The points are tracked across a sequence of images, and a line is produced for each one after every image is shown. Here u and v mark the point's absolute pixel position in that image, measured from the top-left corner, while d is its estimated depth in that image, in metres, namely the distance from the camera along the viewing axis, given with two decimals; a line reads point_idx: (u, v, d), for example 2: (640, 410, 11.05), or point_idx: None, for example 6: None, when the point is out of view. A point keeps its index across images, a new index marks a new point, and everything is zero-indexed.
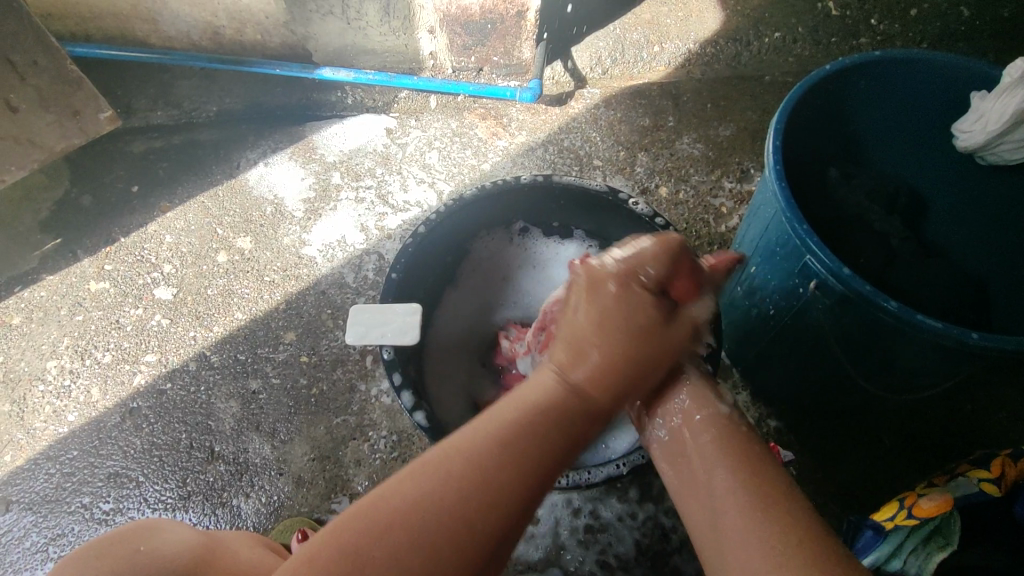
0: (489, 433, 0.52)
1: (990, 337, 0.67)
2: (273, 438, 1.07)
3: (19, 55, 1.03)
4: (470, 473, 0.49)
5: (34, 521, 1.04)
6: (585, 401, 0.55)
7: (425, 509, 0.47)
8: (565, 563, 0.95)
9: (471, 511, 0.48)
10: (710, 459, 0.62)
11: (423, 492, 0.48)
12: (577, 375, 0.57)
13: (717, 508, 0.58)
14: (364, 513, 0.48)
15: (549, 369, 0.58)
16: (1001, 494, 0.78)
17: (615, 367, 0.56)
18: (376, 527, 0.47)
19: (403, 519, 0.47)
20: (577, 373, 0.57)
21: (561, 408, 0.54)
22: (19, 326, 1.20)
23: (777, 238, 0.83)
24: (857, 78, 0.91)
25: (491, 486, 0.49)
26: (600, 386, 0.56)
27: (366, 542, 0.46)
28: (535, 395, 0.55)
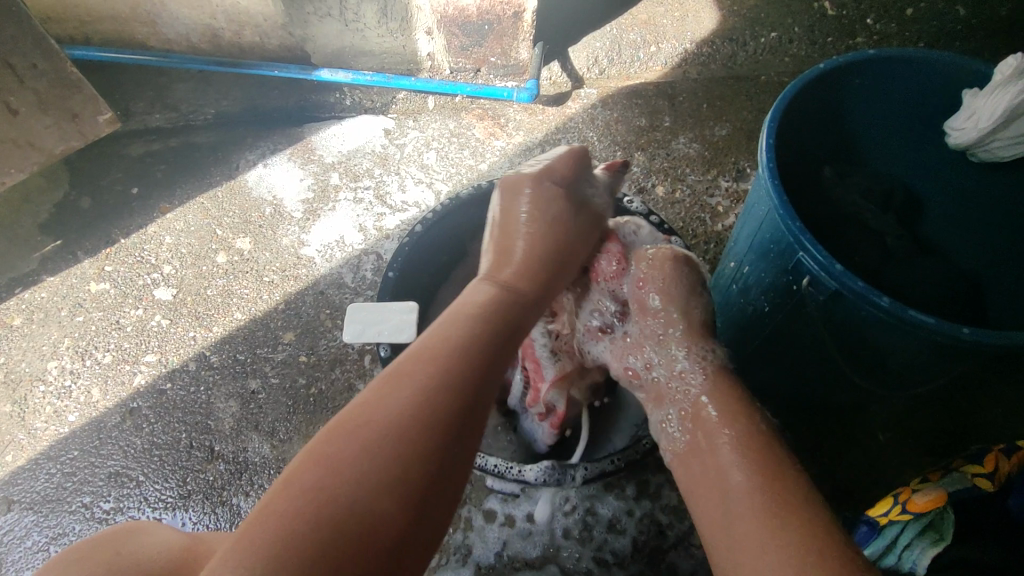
0: (404, 358, 0.60)
1: (981, 332, 0.68)
2: (272, 437, 1.08)
3: (18, 57, 1.04)
4: (399, 380, 0.57)
5: (35, 521, 1.05)
6: (512, 290, 0.70)
7: (376, 447, 0.51)
8: (563, 560, 0.96)
9: (408, 433, 0.53)
10: (723, 463, 0.64)
11: (344, 421, 0.54)
12: (491, 292, 0.69)
13: (729, 521, 0.59)
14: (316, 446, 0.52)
15: (482, 279, 0.72)
16: (994, 488, 0.79)
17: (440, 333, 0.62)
18: (324, 463, 0.50)
19: (349, 435, 0.52)
20: (501, 275, 0.73)
21: (494, 301, 0.68)
22: (19, 327, 1.20)
23: (771, 235, 0.83)
24: (848, 78, 0.92)
25: (411, 396, 0.55)
26: (529, 281, 0.72)
27: (321, 474, 0.50)
28: (452, 325, 0.63)
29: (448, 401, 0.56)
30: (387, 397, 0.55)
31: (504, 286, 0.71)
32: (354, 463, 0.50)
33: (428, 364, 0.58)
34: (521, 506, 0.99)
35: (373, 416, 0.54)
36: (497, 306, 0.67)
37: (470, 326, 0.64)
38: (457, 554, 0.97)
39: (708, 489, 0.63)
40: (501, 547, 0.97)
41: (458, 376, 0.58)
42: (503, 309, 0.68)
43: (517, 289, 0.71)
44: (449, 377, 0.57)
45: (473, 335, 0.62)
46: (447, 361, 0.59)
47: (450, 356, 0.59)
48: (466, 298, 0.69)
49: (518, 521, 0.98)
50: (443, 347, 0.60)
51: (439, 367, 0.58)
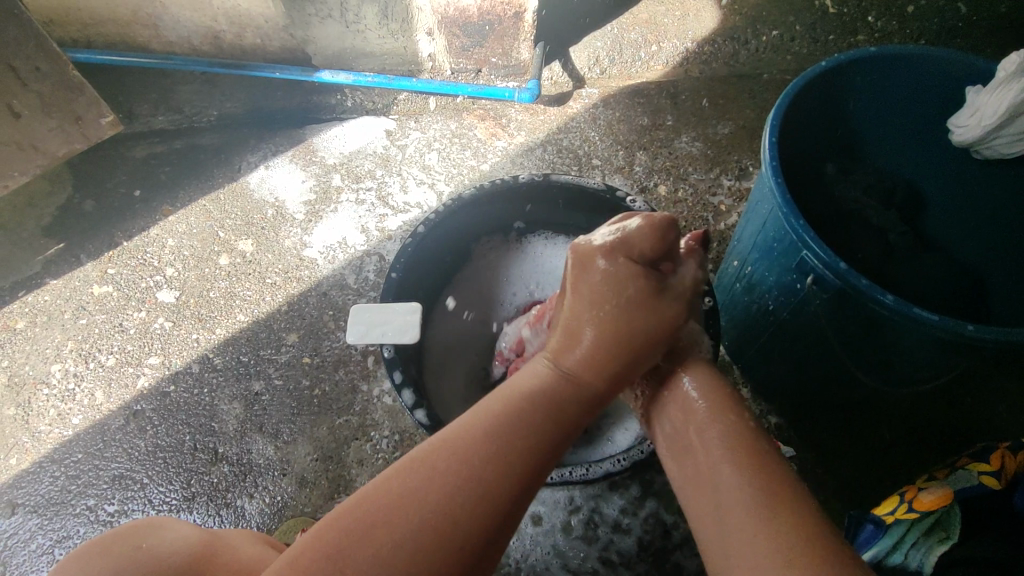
0: (458, 422, 0.56)
1: (986, 329, 0.67)
2: (276, 439, 1.08)
3: (20, 60, 1.04)
4: (461, 444, 0.53)
5: (39, 524, 1.05)
6: (580, 383, 0.61)
7: (441, 507, 0.49)
8: (568, 560, 0.96)
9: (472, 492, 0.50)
10: (714, 453, 0.61)
11: (421, 459, 0.52)
12: (548, 376, 0.62)
13: (721, 517, 0.56)
14: (370, 492, 0.51)
15: (543, 359, 0.64)
16: (1001, 486, 0.79)
17: (510, 397, 0.59)
18: (378, 507, 0.49)
19: (416, 490, 0.50)
20: (570, 358, 0.63)
21: (565, 375, 0.62)
22: (23, 330, 1.21)
23: (774, 233, 0.83)
24: (853, 74, 0.91)
25: (484, 456, 0.52)
26: (610, 342, 0.62)
27: (376, 512, 0.49)
28: (512, 394, 0.59)
29: (518, 462, 0.53)
30: (450, 456, 0.52)
31: (569, 375, 0.62)
32: (415, 518, 0.48)
33: (482, 421, 0.56)
34: (525, 507, 0.99)
35: (440, 466, 0.51)
36: (562, 374, 0.62)
37: (534, 405, 0.58)
38: None
39: (695, 476, 0.61)
40: (506, 548, 0.97)
41: (527, 425, 0.56)
42: (587, 388, 0.61)
43: (595, 360, 0.62)
44: (517, 451, 0.54)
45: (546, 409, 0.58)
46: (511, 426, 0.55)
47: (506, 405, 0.58)
48: (524, 375, 0.63)
49: (522, 521, 0.98)
50: (490, 431, 0.54)
51: (503, 425, 0.55)
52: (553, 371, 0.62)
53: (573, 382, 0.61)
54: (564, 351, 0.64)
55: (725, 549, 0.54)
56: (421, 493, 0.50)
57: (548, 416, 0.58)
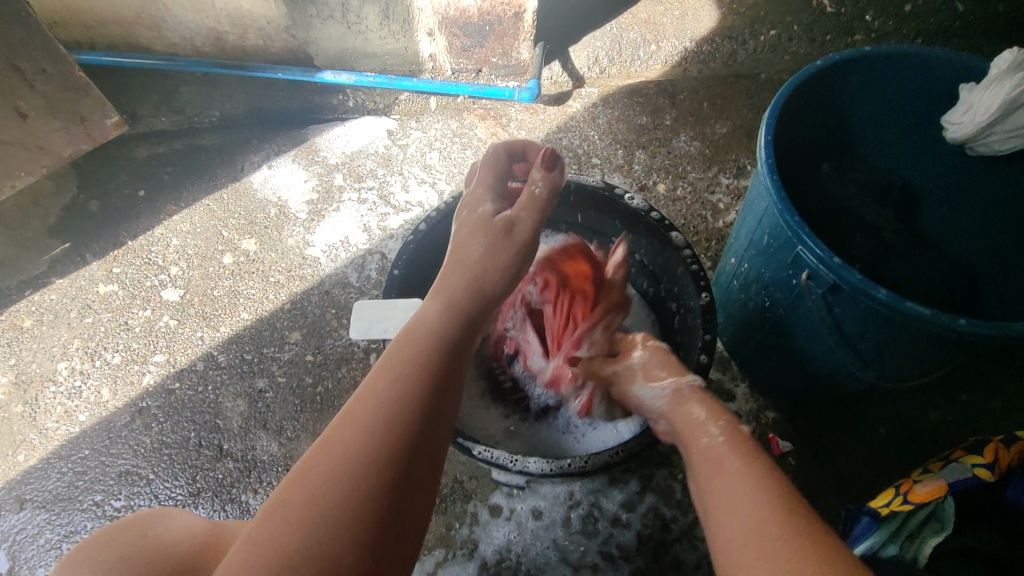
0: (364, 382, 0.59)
1: (978, 324, 0.68)
2: (279, 435, 1.09)
3: (26, 61, 1.05)
4: (359, 404, 0.55)
5: (47, 519, 1.06)
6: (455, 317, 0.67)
7: (352, 459, 0.51)
8: (569, 554, 0.97)
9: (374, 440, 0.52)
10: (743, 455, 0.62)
11: (326, 436, 0.53)
12: (435, 314, 0.67)
13: (740, 507, 0.56)
14: (288, 481, 0.51)
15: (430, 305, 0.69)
16: (995, 478, 0.80)
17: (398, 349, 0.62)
18: (299, 486, 0.50)
19: (329, 453, 0.52)
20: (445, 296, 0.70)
21: (439, 319, 0.66)
22: (29, 329, 1.22)
23: (769, 231, 0.84)
24: (847, 73, 0.93)
25: (386, 398, 0.56)
26: (471, 297, 0.71)
27: (302, 495, 0.49)
28: (408, 338, 0.63)
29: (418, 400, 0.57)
30: (352, 417, 0.54)
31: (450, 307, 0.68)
32: (331, 479, 0.50)
33: (384, 374, 0.59)
34: (526, 501, 1.00)
35: (345, 428, 0.53)
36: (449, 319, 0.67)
37: (416, 349, 0.62)
38: (465, 548, 0.98)
39: (722, 461, 0.62)
40: (508, 542, 0.98)
41: (421, 374, 0.59)
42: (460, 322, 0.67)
43: (457, 308, 0.68)
44: (411, 390, 0.57)
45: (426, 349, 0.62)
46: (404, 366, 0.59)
47: (403, 351, 0.61)
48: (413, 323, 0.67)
49: (523, 515, 1.00)
50: (382, 382, 0.57)
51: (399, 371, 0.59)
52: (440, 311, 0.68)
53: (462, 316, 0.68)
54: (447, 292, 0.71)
55: (740, 537, 0.54)
56: (334, 453, 0.51)
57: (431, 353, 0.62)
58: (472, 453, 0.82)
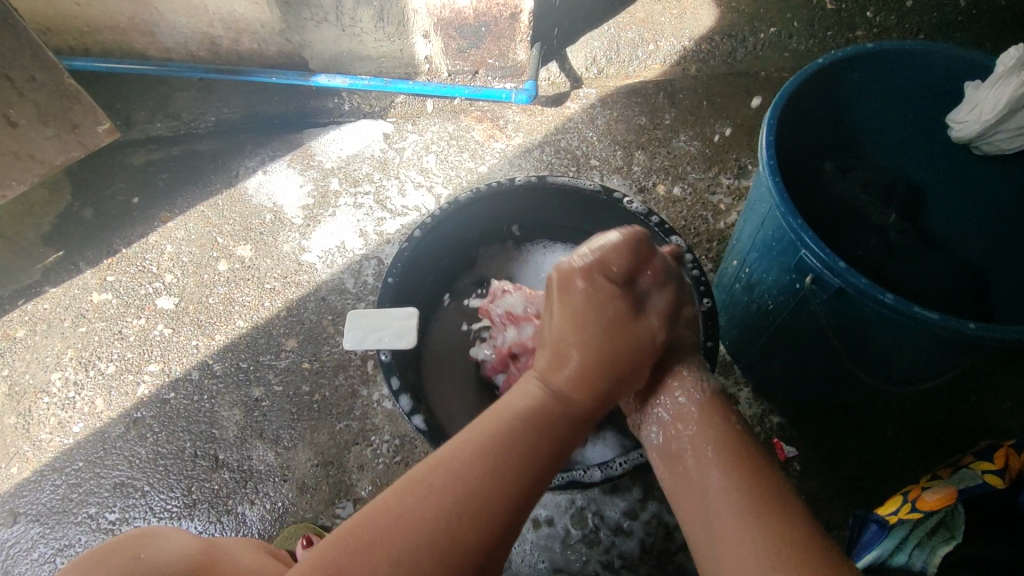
0: (433, 460, 0.54)
1: (988, 327, 0.67)
2: (276, 445, 1.08)
3: (16, 70, 1.04)
4: (445, 482, 0.52)
5: (41, 533, 1.05)
6: (564, 400, 0.60)
7: (418, 546, 0.49)
8: (571, 563, 0.95)
9: (446, 548, 0.49)
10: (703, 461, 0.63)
11: (406, 496, 0.52)
12: (537, 401, 0.59)
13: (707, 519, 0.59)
14: (360, 543, 0.50)
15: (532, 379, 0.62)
16: (1005, 484, 0.79)
17: (518, 430, 0.56)
18: (369, 537, 0.50)
19: (403, 529, 0.50)
20: (555, 381, 0.61)
21: (550, 413, 0.58)
22: (23, 339, 1.21)
23: (773, 233, 0.82)
24: (851, 69, 0.91)
25: (465, 499, 0.51)
26: (581, 394, 0.60)
27: (364, 570, 0.48)
28: (510, 418, 0.57)
29: (497, 500, 0.52)
30: (439, 497, 0.51)
31: (557, 395, 0.60)
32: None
33: (492, 454, 0.54)
34: None
35: (437, 502, 0.51)
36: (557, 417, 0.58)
37: (522, 437, 0.56)
38: None
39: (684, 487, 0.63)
40: (508, 552, 0.96)
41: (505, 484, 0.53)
42: (564, 411, 0.59)
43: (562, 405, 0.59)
44: (512, 486, 0.53)
45: (526, 447, 0.55)
46: (475, 451, 0.54)
47: (488, 474, 0.53)
48: (510, 399, 0.60)
49: (523, 524, 0.98)
50: (469, 473, 0.53)
51: (490, 469, 0.53)
52: (535, 405, 0.58)
53: (564, 410, 0.59)
54: (549, 375, 0.61)
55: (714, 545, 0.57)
56: (412, 531, 0.49)
57: (540, 435, 0.57)
58: None
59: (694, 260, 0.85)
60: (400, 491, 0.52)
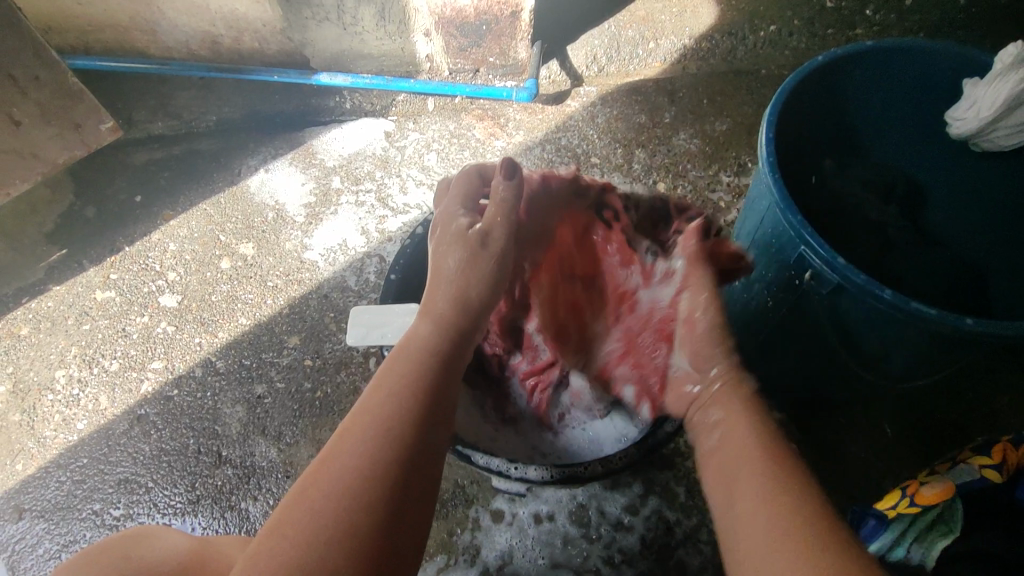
0: (348, 420, 0.61)
1: (984, 322, 0.67)
2: (279, 441, 1.08)
3: (19, 69, 1.04)
4: (361, 417, 0.60)
5: (46, 529, 1.06)
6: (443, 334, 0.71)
7: (356, 469, 0.55)
8: (572, 559, 0.96)
9: (379, 463, 0.56)
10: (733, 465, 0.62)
11: (335, 446, 0.58)
12: (425, 337, 0.70)
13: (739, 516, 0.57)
14: (296, 493, 0.54)
15: (416, 332, 0.71)
16: (1003, 479, 0.79)
17: (409, 364, 0.66)
18: (312, 494, 0.53)
19: (330, 468, 0.55)
20: (433, 317, 0.72)
21: (424, 343, 0.69)
22: (27, 336, 1.21)
23: (773, 230, 0.83)
24: (850, 67, 0.92)
25: (380, 421, 0.59)
26: (458, 309, 0.73)
27: (309, 505, 0.53)
28: (398, 359, 0.67)
29: (418, 406, 0.62)
30: (358, 428, 0.58)
31: (436, 329, 0.71)
32: (333, 498, 0.53)
33: (390, 383, 0.64)
34: (528, 506, 0.99)
35: (356, 433, 0.58)
36: (443, 345, 0.70)
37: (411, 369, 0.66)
38: (466, 554, 0.97)
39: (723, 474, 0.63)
40: (509, 547, 0.97)
41: (413, 402, 0.62)
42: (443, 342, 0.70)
43: (448, 327, 0.71)
44: (412, 401, 0.62)
45: (416, 372, 0.65)
46: (388, 382, 0.64)
47: (394, 404, 0.61)
48: (402, 346, 0.70)
49: (524, 519, 0.98)
50: (378, 404, 0.61)
51: (391, 395, 0.62)
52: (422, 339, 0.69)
53: (448, 338, 0.71)
54: (431, 308, 0.73)
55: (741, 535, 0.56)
56: (342, 459, 0.56)
57: (429, 365, 0.67)
58: (472, 459, 0.81)
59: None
60: (327, 449, 0.58)
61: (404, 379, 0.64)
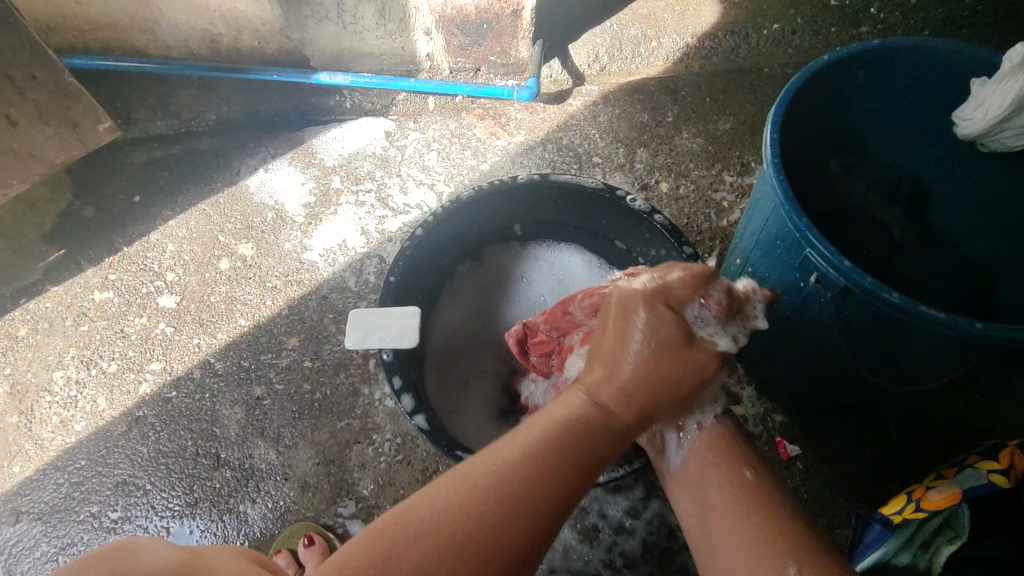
0: (470, 465, 0.55)
1: (992, 326, 0.67)
2: (278, 443, 1.08)
3: (16, 68, 1.04)
4: (479, 483, 0.52)
5: (44, 531, 1.05)
6: (610, 418, 0.58)
7: (449, 549, 0.49)
8: (574, 563, 0.95)
9: (472, 550, 0.50)
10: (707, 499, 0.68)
11: (440, 499, 0.52)
12: (584, 411, 0.58)
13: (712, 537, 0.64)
14: (384, 524, 0.52)
15: (580, 389, 0.60)
16: (1010, 484, 0.79)
17: (558, 445, 0.55)
18: (400, 538, 0.50)
19: (423, 524, 0.51)
20: (603, 393, 0.59)
21: (591, 425, 0.57)
22: (25, 337, 1.21)
23: (778, 232, 0.82)
24: (855, 67, 0.90)
25: (493, 507, 0.51)
26: (630, 405, 0.59)
27: (390, 547, 0.50)
28: (547, 426, 0.57)
29: (529, 527, 0.51)
30: (468, 492, 0.52)
31: (600, 405, 0.58)
32: (409, 562, 0.49)
33: (533, 460, 0.54)
34: None
35: (467, 501, 0.52)
36: (601, 433, 0.57)
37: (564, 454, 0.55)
38: None
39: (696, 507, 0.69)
40: None
41: (539, 506, 0.52)
42: (612, 431, 0.58)
43: (613, 418, 0.58)
44: (541, 505, 0.52)
45: (558, 464, 0.54)
46: (551, 454, 0.54)
47: (518, 493, 0.52)
48: (556, 407, 0.59)
49: None
50: (506, 484, 0.52)
51: (524, 483, 0.53)
52: (579, 417, 0.57)
53: (610, 425, 0.58)
54: (601, 373, 0.60)
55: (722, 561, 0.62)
56: (437, 521, 0.51)
57: (585, 456, 0.55)
58: None
59: (697, 256, 0.85)
60: (438, 488, 0.54)
61: (538, 468, 0.53)
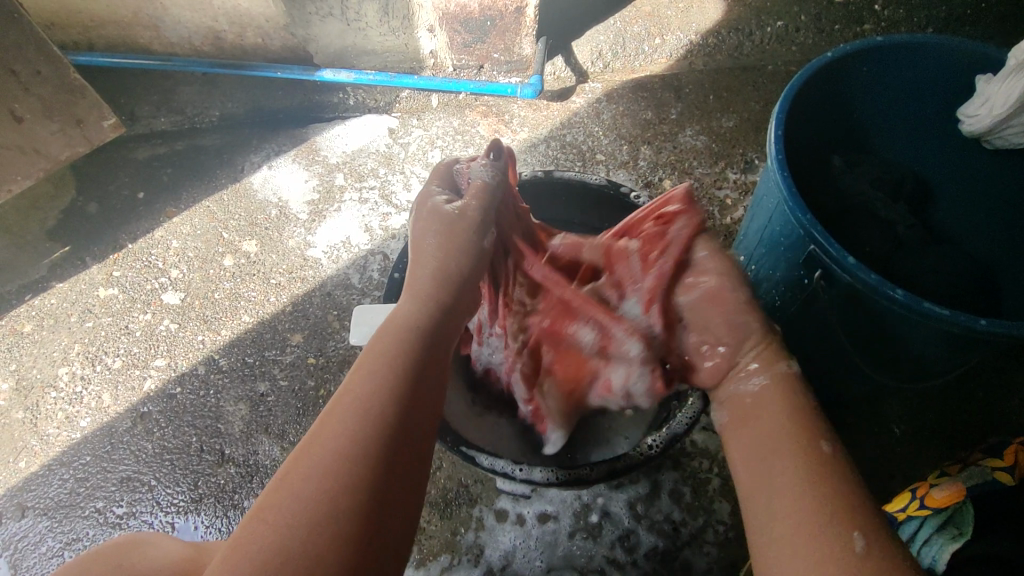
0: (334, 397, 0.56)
1: (998, 323, 0.66)
2: (281, 439, 1.08)
3: (21, 64, 1.04)
4: (342, 398, 0.55)
5: (49, 526, 1.05)
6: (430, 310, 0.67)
7: (339, 448, 0.51)
8: (577, 559, 0.95)
9: (359, 437, 0.52)
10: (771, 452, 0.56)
11: (317, 427, 0.53)
12: (410, 311, 0.66)
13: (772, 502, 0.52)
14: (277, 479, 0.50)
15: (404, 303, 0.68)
16: (1015, 481, 0.80)
17: (396, 342, 0.61)
18: (298, 473, 0.49)
19: (308, 449, 0.51)
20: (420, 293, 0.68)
21: (410, 321, 0.64)
22: (30, 334, 1.21)
23: (782, 228, 0.82)
24: (859, 64, 0.90)
25: (359, 399, 0.55)
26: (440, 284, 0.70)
27: (293, 484, 0.48)
28: (381, 335, 0.63)
29: (393, 403, 0.55)
30: (340, 406, 0.54)
31: (422, 301, 0.67)
32: (309, 476, 0.49)
33: (373, 357, 0.59)
34: (532, 506, 0.98)
35: (338, 411, 0.54)
36: (429, 325, 0.65)
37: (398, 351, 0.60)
38: (470, 554, 0.96)
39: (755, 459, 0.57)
40: (514, 547, 0.96)
41: (395, 380, 0.57)
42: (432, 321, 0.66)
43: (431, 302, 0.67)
44: (394, 381, 0.57)
45: (395, 352, 0.60)
46: (385, 373, 0.58)
47: (372, 384, 0.56)
48: (386, 323, 0.65)
49: (528, 520, 0.98)
50: (359, 383, 0.56)
51: (378, 373, 0.57)
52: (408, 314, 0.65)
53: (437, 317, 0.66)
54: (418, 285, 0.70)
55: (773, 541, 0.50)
56: (323, 437, 0.52)
57: (417, 343, 0.62)
58: (477, 461, 0.81)
59: None
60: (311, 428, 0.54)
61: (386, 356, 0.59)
